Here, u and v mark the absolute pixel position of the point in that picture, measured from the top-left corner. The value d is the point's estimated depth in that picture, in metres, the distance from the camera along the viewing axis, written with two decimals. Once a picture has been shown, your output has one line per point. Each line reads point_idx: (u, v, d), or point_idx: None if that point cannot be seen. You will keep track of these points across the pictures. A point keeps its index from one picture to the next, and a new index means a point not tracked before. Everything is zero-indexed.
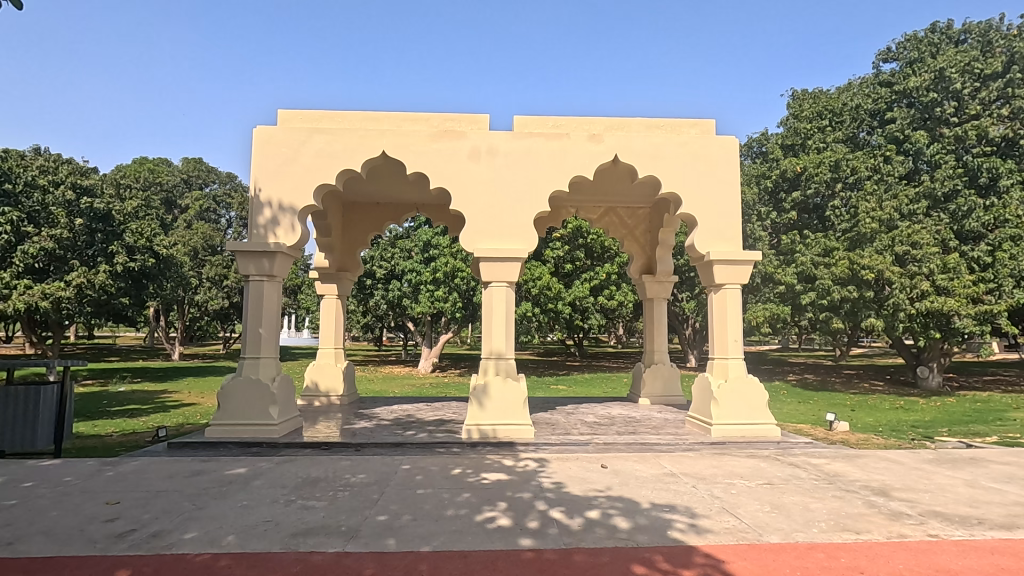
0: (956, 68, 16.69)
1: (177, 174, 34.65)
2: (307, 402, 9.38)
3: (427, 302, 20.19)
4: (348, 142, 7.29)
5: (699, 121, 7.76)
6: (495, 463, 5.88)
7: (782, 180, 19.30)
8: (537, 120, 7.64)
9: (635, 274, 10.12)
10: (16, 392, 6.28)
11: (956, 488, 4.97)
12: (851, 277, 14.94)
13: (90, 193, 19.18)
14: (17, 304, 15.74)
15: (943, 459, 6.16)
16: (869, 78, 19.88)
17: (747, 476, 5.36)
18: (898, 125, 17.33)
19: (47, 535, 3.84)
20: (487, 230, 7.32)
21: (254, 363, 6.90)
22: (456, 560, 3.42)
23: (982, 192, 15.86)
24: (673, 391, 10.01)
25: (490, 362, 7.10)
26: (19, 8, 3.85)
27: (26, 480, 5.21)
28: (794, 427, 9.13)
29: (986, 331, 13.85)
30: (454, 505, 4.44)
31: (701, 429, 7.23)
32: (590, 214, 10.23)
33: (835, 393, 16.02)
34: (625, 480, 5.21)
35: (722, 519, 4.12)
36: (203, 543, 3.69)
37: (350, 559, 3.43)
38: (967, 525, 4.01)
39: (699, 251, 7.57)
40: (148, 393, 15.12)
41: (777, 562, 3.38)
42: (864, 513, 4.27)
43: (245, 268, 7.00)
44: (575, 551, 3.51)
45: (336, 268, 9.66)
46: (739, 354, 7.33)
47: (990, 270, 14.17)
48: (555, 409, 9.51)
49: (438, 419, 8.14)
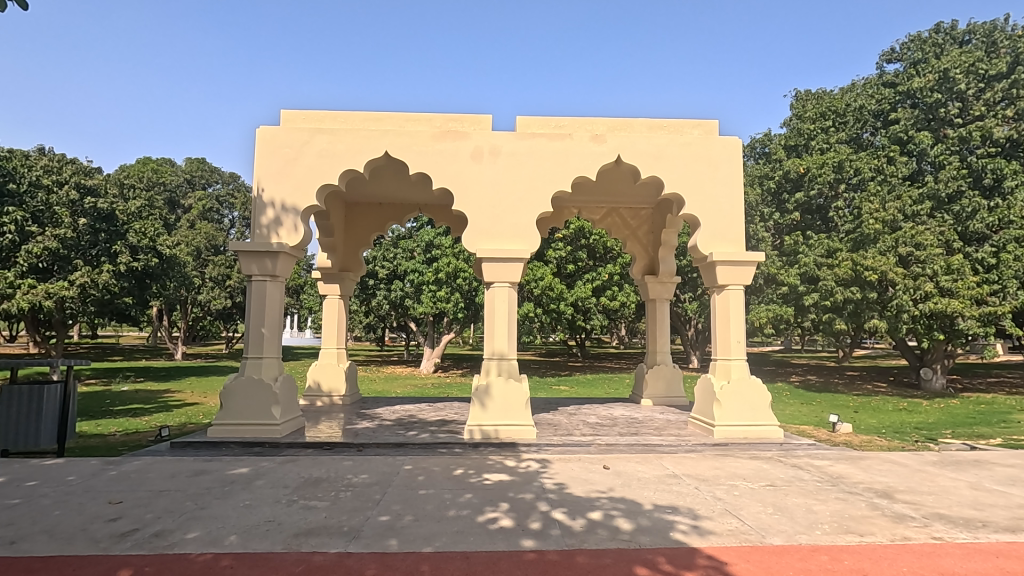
0: (961, 68, 16.61)
1: (180, 174, 34.78)
2: (310, 402, 9.38)
3: (429, 303, 20.19)
4: (351, 142, 7.29)
5: (702, 122, 7.73)
6: (497, 463, 5.87)
7: (785, 181, 19.22)
8: (540, 120, 7.62)
9: (636, 275, 10.10)
10: (20, 393, 6.26)
11: (959, 491, 4.95)
12: (854, 278, 14.96)
13: (93, 193, 19.32)
14: (21, 303, 15.72)
15: (948, 462, 6.14)
16: (872, 78, 19.89)
17: (749, 478, 5.34)
18: (902, 126, 17.29)
19: (50, 535, 3.83)
20: (488, 231, 7.32)
21: (256, 363, 6.91)
22: (458, 561, 3.41)
23: (986, 192, 15.77)
24: (675, 393, 9.98)
25: (492, 362, 7.09)
26: (24, 8, 3.89)
27: (29, 480, 5.21)
28: (796, 429, 9.13)
29: (990, 333, 13.77)
30: (456, 505, 4.45)
31: (704, 430, 7.23)
32: (592, 215, 10.19)
33: (839, 394, 16.07)
34: (627, 481, 5.19)
35: (725, 520, 4.11)
36: (205, 543, 3.68)
37: (352, 559, 3.42)
38: (971, 528, 4.00)
39: (702, 252, 7.55)
40: (152, 393, 15.14)
41: (779, 564, 3.37)
42: (867, 515, 4.26)
43: (247, 268, 7.00)
44: (578, 552, 3.50)
45: (340, 268, 9.67)
46: (742, 355, 7.30)
47: (995, 271, 14.09)
48: (558, 409, 9.52)
49: (440, 419, 8.14)
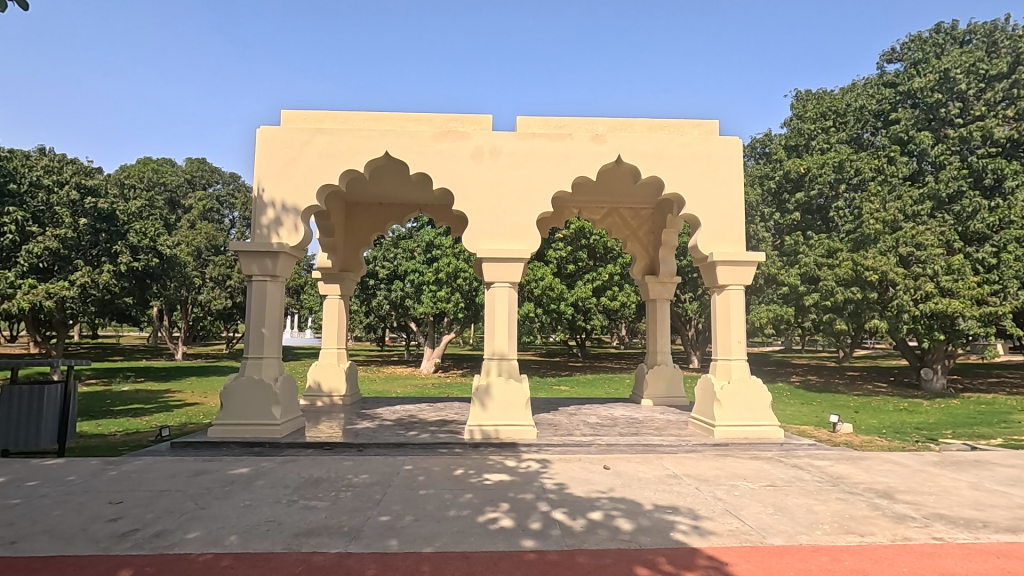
0: (962, 68, 16.60)
1: (180, 174, 34.81)
2: (310, 402, 9.38)
3: (429, 303, 20.19)
4: (351, 142, 7.29)
5: (702, 122, 7.73)
6: (498, 463, 5.87)
7: (785, 181, 19.23)
8: (540, 120, 7.62)
9: (636, 275, 10.09)
10: (20, 393, 6.25)
11: (960, 491, 4.94)
12: (854, 278, 14.96)
13: (94, 193, 19.35)
14: (22, 303, 15.72)
15: (949, 462, 6.13)
16: (873, 78, 19.89)
17: (749, 478, 5.34)
18: (902, 126, 17.30)
19: (50, 535, 3.83)
20: (489, 231, 7.31)
21: (256, 363, 6.91)
22: (458, 561, 3.41)
23: (987, 193, 15.75)
24: (675, 393, 9.98)
25: (492, 362, 7.09)
26: (23, 8, 3.90)
27: (29, 480, 5.21)
28: (796, 429, 9.13)
29: (991, 333, 13.76)
30: (457, 505, 4.45)
31: (704, 430, 7.23)
32: (592, 215, 10.18)
33: (839, 394, 16.07)
34: (628, 481, 5.19)
35: (725, 521, 4.11)
36: (206, 543, 3.68)
37: (352, 559, 3.42)
38: (972, 528, 3.99)
39: (702, 252, 7.55)
40: (153, 393, 15.14)
41: (780, 564, 3.37)
42: (868, 515, 4.26)
43: (247, 268, 7.01)
44: (578, 553, 3.50)
45: (340, 268, 9.66)
46: (743, 355, 7.29)
47: (996, 271, 14.08)
48: (559, 410, 9.52)
49: (440, 419, 8.14)
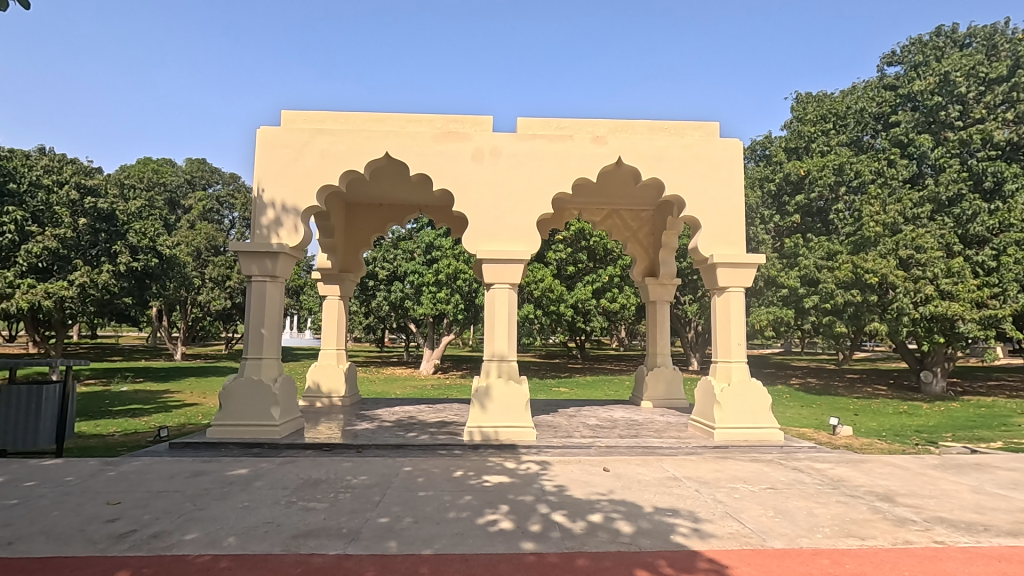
0: (961, 71, 16.68)
1: (180, 174, 35.06)
2: (309, 403, 9.36)
3: (429, 304, 20.14)
4: (354, 143, 7.28)
5: (703, 124, 7.73)
6: (497, 465, 5.86)
7: (785, 184, 19.32)
8: (541, 121, 7.60)
9: (639, 276, 10.10)
10: (19, 391, 6.23)
11: (961, 494, 4.93)
12: (854, 280, 14.96)
13: (94, 193, 19.36)
14: (21, 303, 15.65)
15: (949, 465, 6.14)
16: (874, 82, 19.95)
17: (750, 481, 5.31)
18: (902, 129, 17.38)
19: (47, 535, 3.82)
20: (490, 232, 7.30)
21: (257, 364, 6.90)
22: (457, 563, 3.39)
23: (986, 195, 15.76)
24: (675, 394, 9.93)
25: (493, 364, 7.07)
26: (25, 8, 3.95)
27: (27, 480, 5.19)
28: (797, 431, 9.16)
29: (991, 336, 13.67)
30: (455, 507, 4.43)
31: (705, 433, 7.21)
32: (594, 217, 10.16)
33: (838, 397, 16.07)
34: (628, 483, 5.19)
35: (726, 523, 4.09)
36: (204, 544, 3.68)
37: (351, 561, 3.41)
38: (974, 532, 3.97)
39: (702, 254, 7.54)
40: (152, 393, 15.10)
41: (781, 567, 3.35)
42: (870, 519, 4.23)
43: (248, 268, 6.99)
44: (578, 555, 3.48)
45: (340, 269, 9.61)
46: (743, 356, 7.26)
47: (996, 274, 14.04)
48: (559, 412, 9.53)
49: (441, 420, 8.16)
